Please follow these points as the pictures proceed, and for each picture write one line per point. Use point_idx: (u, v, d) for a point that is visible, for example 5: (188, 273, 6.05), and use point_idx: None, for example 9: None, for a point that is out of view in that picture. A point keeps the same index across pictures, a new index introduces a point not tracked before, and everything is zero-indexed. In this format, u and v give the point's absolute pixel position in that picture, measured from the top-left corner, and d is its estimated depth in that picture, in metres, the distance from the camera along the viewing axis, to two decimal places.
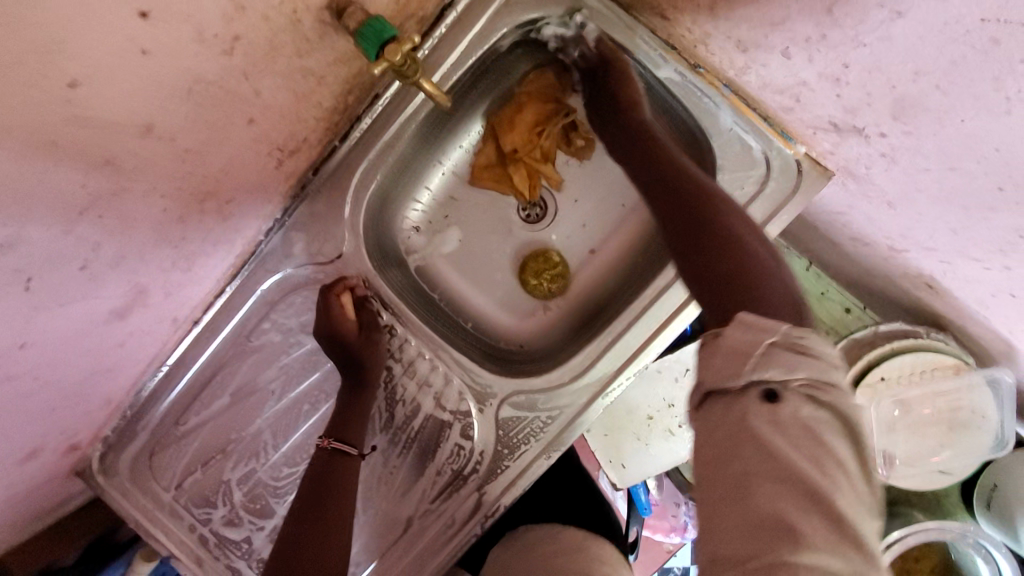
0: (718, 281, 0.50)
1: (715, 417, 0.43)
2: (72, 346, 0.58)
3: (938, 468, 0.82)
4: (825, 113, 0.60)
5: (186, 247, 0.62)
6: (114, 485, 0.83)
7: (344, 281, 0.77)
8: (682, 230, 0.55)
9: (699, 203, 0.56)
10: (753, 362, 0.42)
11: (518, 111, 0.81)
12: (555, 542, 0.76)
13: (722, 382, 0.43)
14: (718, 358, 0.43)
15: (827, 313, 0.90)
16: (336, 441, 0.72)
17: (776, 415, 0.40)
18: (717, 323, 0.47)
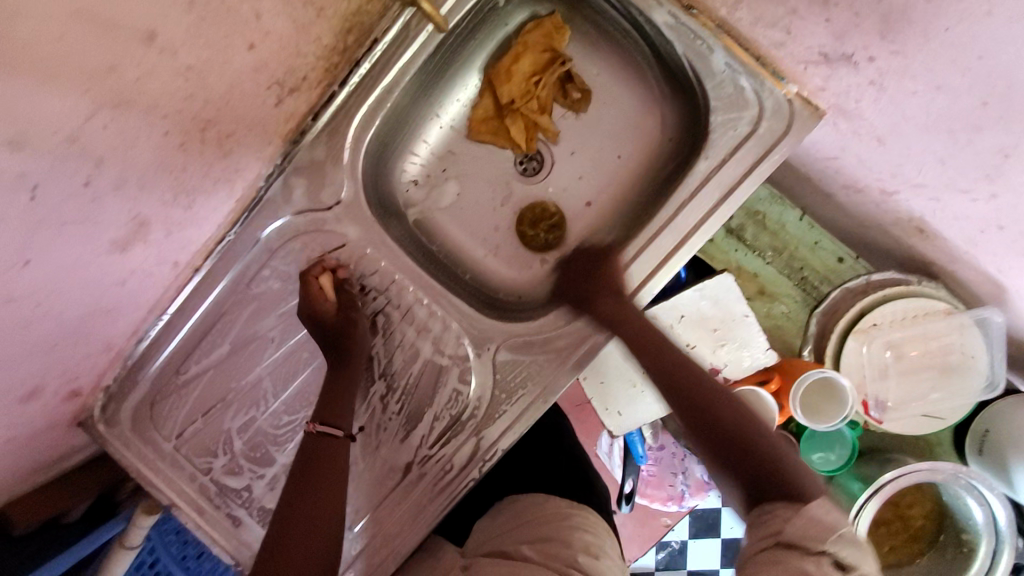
0: (760, 477, 0.56)
1: (770, 562, 0.47)
2: (75, 274, 0.58)
3: (930, 412, 0.84)
4: (815, 43, 0.61)
5: (187, 181, 0.63)
6: (115, 435, 0.83)
7: (322, 263, 0.78)
8: (706, 420, 0.62)
9: (693, 386, 0.65)
10: (835, 538, 0.47)
11: (515, 60, 0.82)
12: (546, 510, 0.76)
13: (792, 538, 0.48)
14: (799, 518, 0.49)
15: (821, 263, 0.90)
16: (322, 425, 0.70)
17: (840, 575, 0.45)
18: (779, 496, 0.53)
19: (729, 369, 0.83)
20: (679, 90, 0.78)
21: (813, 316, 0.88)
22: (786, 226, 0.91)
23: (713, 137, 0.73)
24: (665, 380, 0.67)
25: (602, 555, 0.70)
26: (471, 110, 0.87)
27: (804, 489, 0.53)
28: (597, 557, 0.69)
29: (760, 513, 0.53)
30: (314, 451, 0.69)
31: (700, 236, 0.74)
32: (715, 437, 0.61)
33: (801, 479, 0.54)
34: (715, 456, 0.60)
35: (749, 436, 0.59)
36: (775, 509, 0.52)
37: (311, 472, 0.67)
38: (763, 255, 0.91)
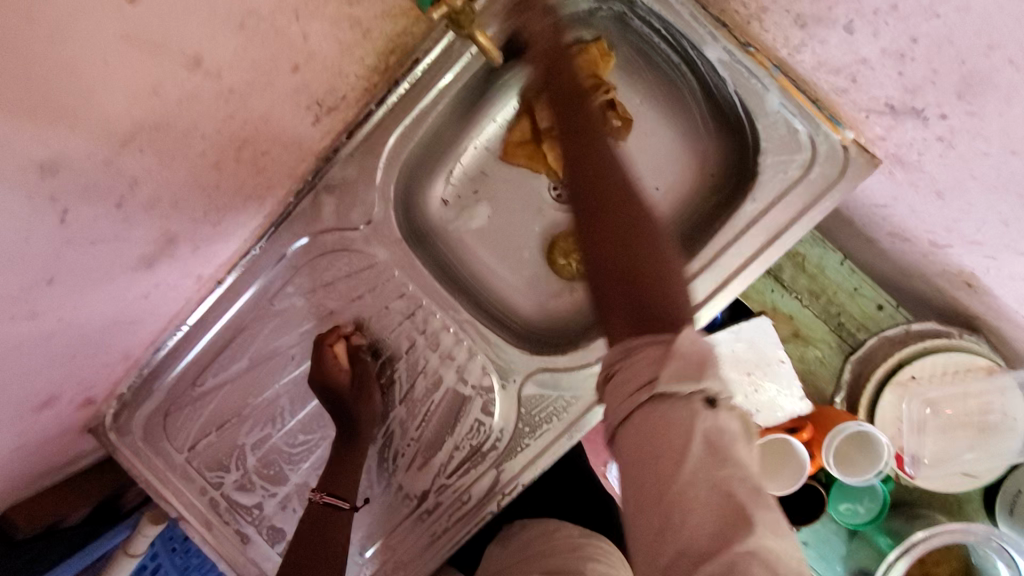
0: (643, 305, 0.46)
1: (651, 421, 0.40)
2: (99, 289, 0.57)
3: (963, 470, 0.81)
4: (882, 94, 0.58)
5: (218, 198, 0.61)
6: (127, 443, 0.82)
7: (336, 330, 0.78)
8: (607, 237, 0.51)
9: (617, 196, 0.53)
10: (709, 369, 0.40)
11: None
12: (557, 541, 0.75)
13: (667, 385, 0.40)
14: (676, 362, 0.40)
15: (858, 308, 0.87)
16: (328, 496, 0.73)
17: (713, 421, 0.39)
18: (644, 332, 0.44)
19: (761, 417, 0.80)
20: (727, 127, 0.76)
21: (849, 362, 0.85)
22: (826, 268, 0.88)
23: (761, 179, 0.71)
24: (593, 174, 0.55)
25: None
26: (507, 132, 0.84)
27: (675, 318, 0.45)
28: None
29: (627, 348, 0.43)
30: (326, 520, 0.73)
31: (741, 281, 0.71)
32: (601, 259, 0.51)
33: (674, 309, 0.45)
34: (602, 277, 0.50)
35: (648, 266, 0.48)
36: (634, 345, 0.43)
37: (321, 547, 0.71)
38: (801, 297, 0.88)
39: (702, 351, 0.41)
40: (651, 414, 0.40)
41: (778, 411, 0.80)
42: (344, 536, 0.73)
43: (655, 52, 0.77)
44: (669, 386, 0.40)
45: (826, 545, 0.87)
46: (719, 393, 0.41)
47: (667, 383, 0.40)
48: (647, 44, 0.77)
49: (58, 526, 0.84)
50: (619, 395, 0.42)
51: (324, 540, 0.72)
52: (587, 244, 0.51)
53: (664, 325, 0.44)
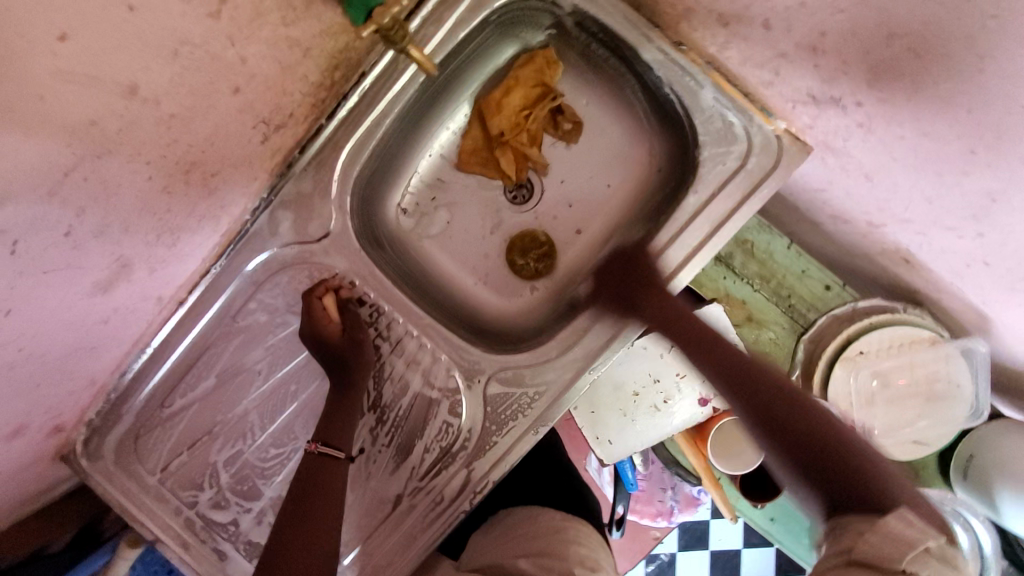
0: (842, 498, 0.50)
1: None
2: (57, 317, 0.57)
3: (914, 438, 0.85)
4: (804, 85, 0.61)
5: (171, 220, 0.62)
6: (98, 469, 0.82)
7: (326, 283, 0.77)
8: (791, 453, 0.55)
9: (784, 401, 0.59)
10: (916, 554, 0.43)
11: (506, 94, 0.82)
12: (543, 524, 0.78)
13: (869, 556, 0.44)
14: (886, 543, 0.44)
15: (807, 290, 0.92)
16: (323, 446, 0.73)
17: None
18: (850, 510, 0.49)
19: (719, 400, 0.81)
20: (667, 125, 0.79)
21: (801, 343, 0.89)
22: (773, 254, 0.92)
23: (702, 172, 0.73)
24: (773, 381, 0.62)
25: (598, 568, 0.72)
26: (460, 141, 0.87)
27: (884, 496, 0.48)
28: (593, 569, 0.71)
29: (832, 526, 0.49)
30: (318, 469, 0.72)
31: (690, 270, 0.74)
32: (786, 439, 0.56)
33: (870, 478, 0.50)
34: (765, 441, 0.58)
35: (827, 445, 0.54)
36: (850, 523, 0.47)
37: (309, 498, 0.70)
38: (752, 282, 0.92)
39: (914, 537, 0.44)
40: (843, 574, 0.44)
41: None
42: (334, 487, 0.72)
43: (597, 53, 0.79)
44: (873, 556, 0.44)
45: (791, 520, 0.91)
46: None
47: (867, 554, 0.44)
48: (589, 51, 0.80)
49: (43, 552, 0.86)
50: (868, 543, 0.45)
51: (316, 487, 0.71)
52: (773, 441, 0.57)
53: (870, 502, 0.48)
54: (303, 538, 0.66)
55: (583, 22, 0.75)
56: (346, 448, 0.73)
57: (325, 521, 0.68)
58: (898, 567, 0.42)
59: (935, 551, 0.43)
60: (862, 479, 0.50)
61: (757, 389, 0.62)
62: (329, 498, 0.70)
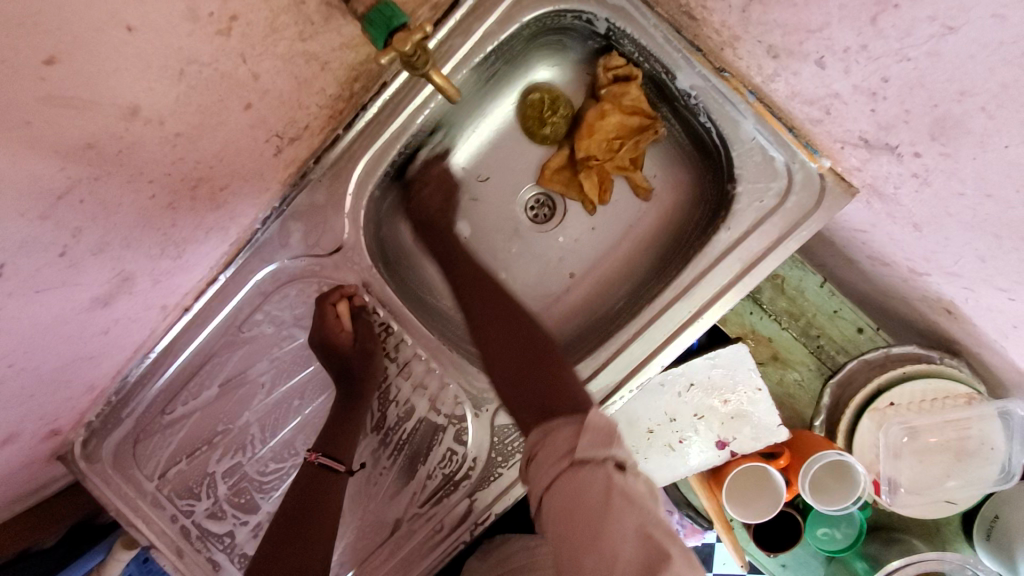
0: (545, 402, 0.58)
1: (575, 484, 0.48)
2: (51, 333, 0.55)
3: (944, 498, 0.80)
4: (856, 128, 0.57)
5: (174, 234, 0.59)
6: (96, 471, 0.80)
7: (341, 290, 0.74)
8: (514, 366, 0.65)
9: (547, 361, 0.64)
10: (615, 440, 0.51)
11: (601, 116, 0.76)
12: (542, 558, 0.74)
13: (585, 453, 0.50)
14: (588, 435, 0.51)
15: (839, 333, 0.86)
16: (324, 457, 0.71)
17: (625, 480, 0.48)
18: (558, 416, 0.55)
19: (738, 443, 0.79)
20: (701, 152, 0.75)
21: (827, 387, 0.85)
22: (804, 291, 0.87)
23: (736, 208, 0.69)
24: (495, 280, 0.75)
25: None
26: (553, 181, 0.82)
27: (575, 400, 0.57)
28: None
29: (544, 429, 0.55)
30: (315, 479, 0.71)
31: (716, 310, 0.70)
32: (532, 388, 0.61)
33: (579, 390, 0.58)
34: (510, 392, 0.63)
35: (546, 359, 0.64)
36: (554, 425, 0.54)
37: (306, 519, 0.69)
38: (779, 319, 0.87)
39: (609, 423, 0.53)
40: (569, 474, 0.49)
41: (756, 439, 0.79)
42: (332, 502, 0.71)
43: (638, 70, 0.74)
44: (587, 451, 0.50)
45: (805, 568, 0.90)
46: (625, 458, 0.51)
47: (585, 449, 0.50)
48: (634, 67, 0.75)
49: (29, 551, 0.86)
50: (550, 462, 0.52)
51: (312, 500, 0.70)
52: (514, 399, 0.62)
53: (567, 401, 0.57)
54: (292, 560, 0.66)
55: (621, 40, 0.71)
56: (347, 462, 0.71)
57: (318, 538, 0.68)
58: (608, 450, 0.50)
59: (618, 432, 0.52)
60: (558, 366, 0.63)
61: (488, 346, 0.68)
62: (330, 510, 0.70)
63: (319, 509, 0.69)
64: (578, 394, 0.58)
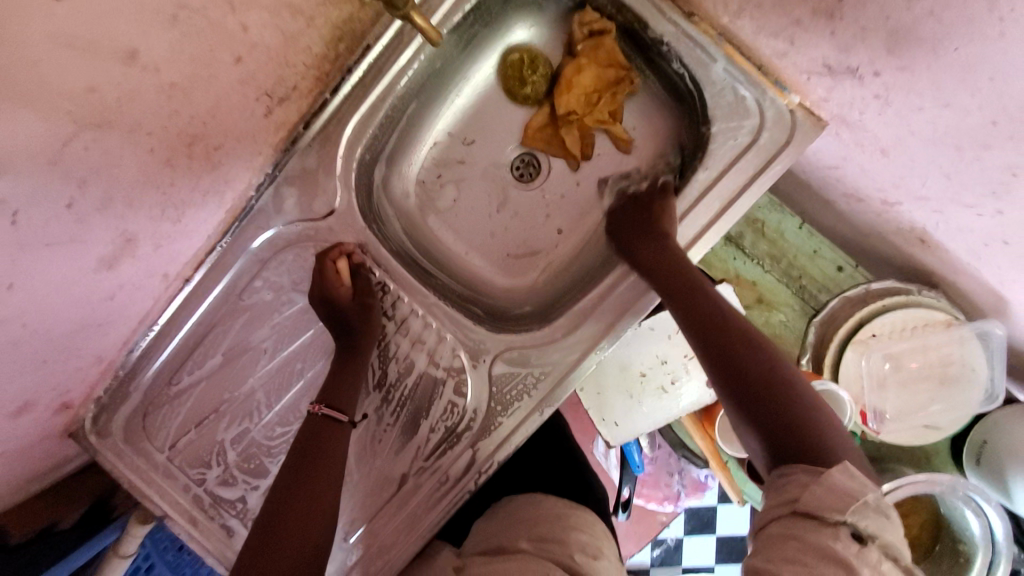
0: (780, 437, 0.53)
1: (795, 540, 0.45)
2: (62, 293, 0.57)
3: (928, 424, 0.83)
4: (820, 55, 0.60)
5: (174, 194, 0.61)
6: (108, 446, 0.82)
7: (341, 248, 0.77)
8: (747, 391, 0.56)
9: (764, 385, 0.56)
10: (853, 505, 0.44)
11: (577, 72, 0.80)
12: (546, 511, 0.78)
13: (818, 510, 0.46)
14: (819, 489, 0.46)
15: (819, 272, 0.89)
16: (326, 407, 0.71)
17: (860, 554, 0.42)
18: (793, 463, 0.50)
19: None
20: (677, 100, 0.78)
21: (811, 326, 0.88)
22: (784, 233, 0.90)
23: (712, 149, 0.72)
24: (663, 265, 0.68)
25: (598, 553, 0.71)
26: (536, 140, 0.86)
27: (820, 455, 0.50)
28: (594, 556, 0.70)
29: (778, 476, 0.51)
30: (318, 430, 0.70)
31: (699, 247, 0.73)
32: (761, 417, 0.54)
33: (816, 438, 0.51)
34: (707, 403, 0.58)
35: (765, 385, 0.56)
36: (793, 471, 0.49)
37: (308, 464, 0.67)
38: (762, 262, 0.90)
39: (856, 486, 0.46)
40: (796, 531, 0.45)
41: None
42: (338, 452, 0.70)
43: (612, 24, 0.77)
44: (829, 509, 0.45)
45: None
46: (868, 529, 0.44)
47: (833, 508, 0.45)
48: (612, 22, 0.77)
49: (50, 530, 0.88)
50: (801, 491, 0.48)
51: (316, 448, 0.69)
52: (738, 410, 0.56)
53: (815, 456, 0.50)
54: (302, 501, 0.64)
55: None
56: (348, 412, 0.72)
57: (325, 485, 0.66)
58: (839, 515, 0.44)
59: (867, 499, 0.45)
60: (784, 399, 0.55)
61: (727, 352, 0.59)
62: (331, 457, 0.68)
63: (321, 454, 0.68)
64: (817, 459, 0.50)
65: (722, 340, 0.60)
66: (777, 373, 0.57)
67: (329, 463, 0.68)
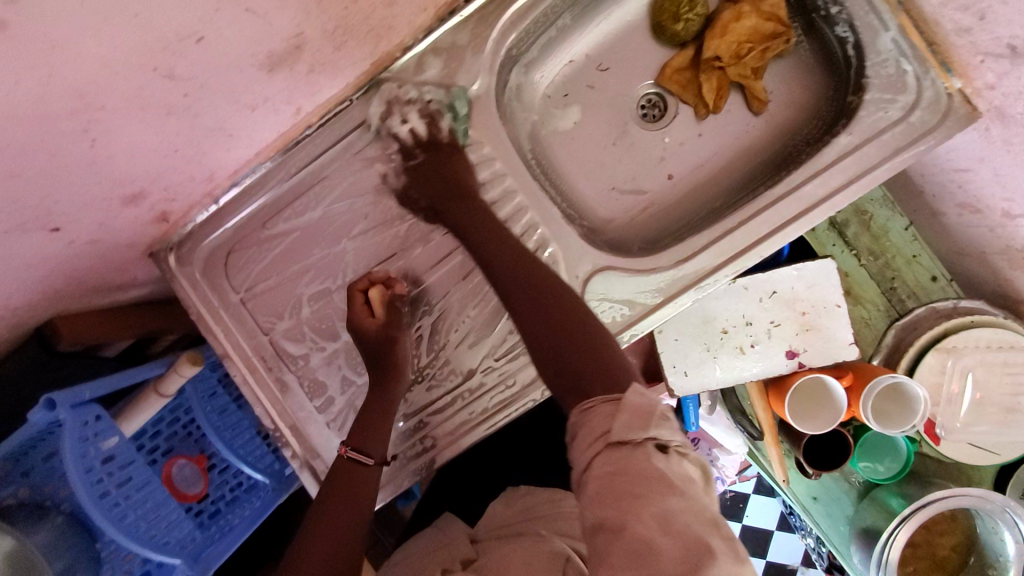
0: (584, 376, 0.55)
1: (616, 467, 0.45)
2: (229, 78, 0.57)
3: (988, 449, 0.84)
4: (1008, 33, 0.60)
5: (349, 16, 0.61)
6: (185, 274, 0.81)
7: (370, 277, 0.77)
8: (564, 349, 0.58)
9: (582, 335, 0.59)
10: (654, 420, 0.47)
11: (737, 18, 0.80)
12: (568, 507, 0.72)
13: (623, 434, 0.46)
14: (623, 414, 0.48)
15: (913, 278, 0.89)
16: (353, 450, 0.72)
17: (668, 464, 0.45)
18: (597, 392, 0.52)
19: (808, 356, 0.82)
20: (834, 68, 0.79)
21: (892, 328, 0.89)
22: (889, 231, 0.90)
23: (859, 118, 0.73)
24: (510, 260, 0.69)
25: None
26: (671, 81, 0.86)
27: (614, 378, 0.53)
28: None
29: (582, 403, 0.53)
30: (344, 475, 0.72)
31: (825, 207, 0.73)
32: (575, 356, 0.57)
33: (619, 366, 0.55)
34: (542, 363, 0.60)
35: (578, 331, 0.59)
36: (591, 404, 0.51)
37: (331, 498, 0.70)
38: (860, 255, 0.90)
39: (648, 404, 0.49)
40: (611, 455, 0.46)
41: (826, 356, 0.82)
42: (364, 495, 0.71)
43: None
44: (622, 433, 0.46)
45: (835, 507, 0.92)
46: (668, 440, 0.47)
47: (620, 432, 0.46)
48: None
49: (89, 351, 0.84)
50: (584, 443, 0.48)
51: (344, 493, 0.70)
52: (552, 354, 0.59)
53: (612, 384, 0.53)
54: (327, 545, 0.66)
55: None
56: (375, 455, 0.72)
57: (347, 529, 0.67)
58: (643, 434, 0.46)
59: (659, 412, 0.48)
60: (592, 331, 0.60)
61: (541, 321, 0.62)
62: (355, 501, 0.70)
63: (343, 494, 0.70)
64: (614, 377, 0.53)
65: (546, 307, 0.63)
66: (592, 328, 0.60)
67: (359, 503, 0.70)
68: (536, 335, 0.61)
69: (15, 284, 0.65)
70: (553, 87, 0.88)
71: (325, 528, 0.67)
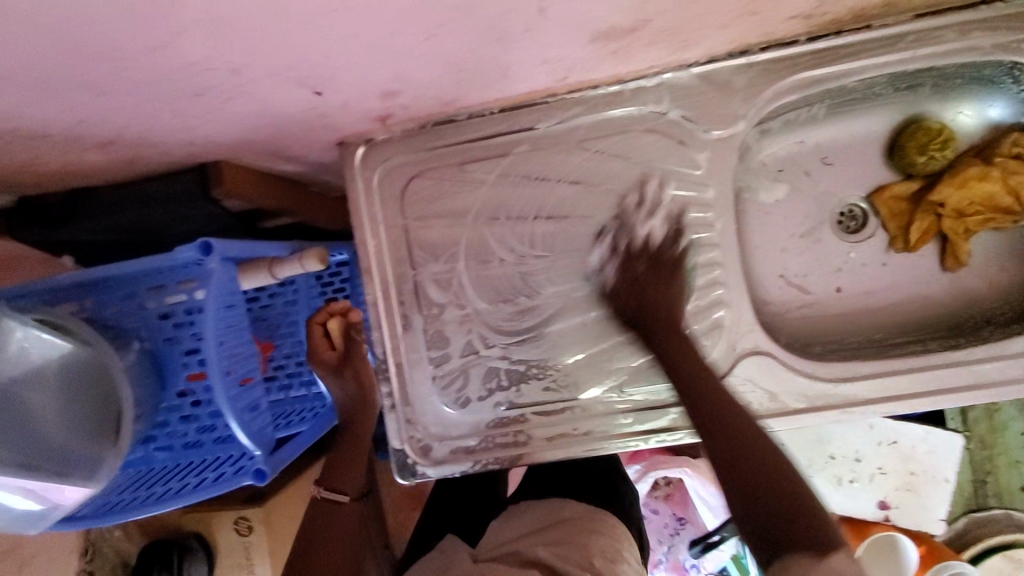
0: (771, 515, 0.54)
1: (787, 569, 0.49)
2: (564, 29, 0.54)
3: None
4: None
5: (688, 21, 0.59)
6: (364, 177, 0.78)
7: (329, 308, 0.82)
8: (749, 476, 0.57)
9: (771, 462, 0.58)
10: (831, 541, 0.51)
11: (981, 177, 0.79)
12: (567, 522, 0.76)
13: (793, 549, 0.51)
14: (819, 563, 0.48)
15: (1005, 480, 0.91)
16: (325, 491, 0.78)
17: (834, 565, 0.50)
18: (799, 555, 0.50)
19: (896, 512, 0.83)
20: None
21: (965, 517, 0.91)
22: (1007, 429, 0.90)
23: None
24: (715, 400, 0.65)
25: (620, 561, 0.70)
26: (885, 204, 0.85)
27: (826, 535, 0.51)
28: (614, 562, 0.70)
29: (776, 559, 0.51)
30: (321, 511, 0.78)
31: (993, 392, 0.74)
32: (757, 495, 0.55)
33: (824, 521, 0.52)
34: (734, 491, 0.57)
35: (764, 479, 0.56)
36: (797, 569, 0.49)
37: (319, 525, 0.76)
38: (969, 437, 0.91)
39: (838, 539, 0.51)
40: (784, 565, 0.50)
41: (912, 518, 0.83)
42: (352, 519, 0.78)
43: None
44: (802, 550, 0.50)
45: None
46: (844, 562, 0.50)
47: (803, 552, 0.50)
48: None
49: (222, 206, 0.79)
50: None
51: (327, 522, 0.76)
52: (731, 492, 0.57)
53: (814, 539, 0.50)
54: (329, 552, 0.73)
55: None
56: (347, 493, 0.79)
57: (344, 544, 0.75)
58: (826, 551, 0.49)
59: (842, 546, 0.50)
60: (796, 484, 0.56)
61: (730, 425, 0.62)
62: (338, 525, 0.77)
63: (326, 526, 0.76)
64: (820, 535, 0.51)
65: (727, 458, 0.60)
66: (783, 465, 0.58)
67: (346, 533, 0.77)
68: (727, 435, 0.61)
69: (239, 123, 0.62)
70: (775, 157, 0.87)
71: (320, 546, 0.74)
